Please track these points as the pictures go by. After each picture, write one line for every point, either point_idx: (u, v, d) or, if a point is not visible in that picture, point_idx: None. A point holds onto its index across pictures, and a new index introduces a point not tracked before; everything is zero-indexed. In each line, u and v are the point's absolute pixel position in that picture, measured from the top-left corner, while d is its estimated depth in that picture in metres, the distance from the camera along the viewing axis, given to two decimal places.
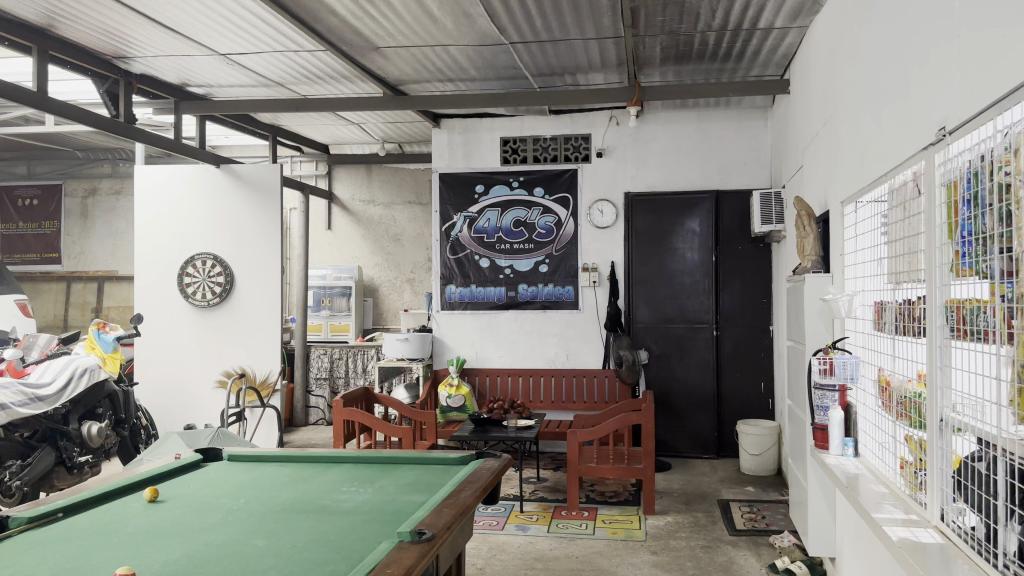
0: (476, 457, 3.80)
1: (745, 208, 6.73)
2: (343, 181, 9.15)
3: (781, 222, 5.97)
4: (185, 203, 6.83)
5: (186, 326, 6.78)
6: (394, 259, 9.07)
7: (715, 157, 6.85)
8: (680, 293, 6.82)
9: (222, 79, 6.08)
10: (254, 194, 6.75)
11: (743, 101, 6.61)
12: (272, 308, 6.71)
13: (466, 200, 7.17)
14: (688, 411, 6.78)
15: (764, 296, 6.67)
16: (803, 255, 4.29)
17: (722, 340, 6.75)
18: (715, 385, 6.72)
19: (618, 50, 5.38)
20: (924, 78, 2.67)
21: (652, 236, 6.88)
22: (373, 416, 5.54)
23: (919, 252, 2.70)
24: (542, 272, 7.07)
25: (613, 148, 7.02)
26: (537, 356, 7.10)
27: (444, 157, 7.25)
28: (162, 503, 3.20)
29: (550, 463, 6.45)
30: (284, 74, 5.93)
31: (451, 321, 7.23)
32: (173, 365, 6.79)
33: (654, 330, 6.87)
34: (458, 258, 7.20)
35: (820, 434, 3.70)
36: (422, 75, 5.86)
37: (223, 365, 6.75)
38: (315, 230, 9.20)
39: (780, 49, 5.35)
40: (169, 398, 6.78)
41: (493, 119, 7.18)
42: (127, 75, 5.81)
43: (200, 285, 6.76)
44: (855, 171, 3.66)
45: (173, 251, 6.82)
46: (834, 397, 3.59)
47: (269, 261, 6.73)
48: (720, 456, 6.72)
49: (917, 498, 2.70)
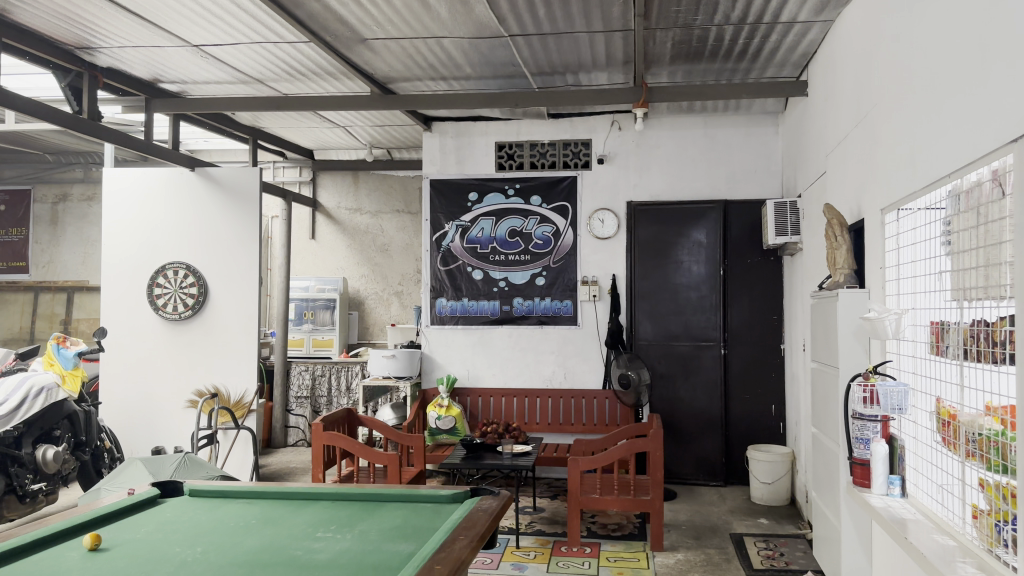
0: (471, 494, 3.35)
1: (754, 220, 6.34)
2: (328, 188, 8.72)
3: (798, 233, 5.57)
4: (155, 208, 6.36)
5: (156, 340, 6.30)
6: (382, 270, 8.62)
7: (723, 165, 6.46)
8: (685, 309, 6.39)
9: (196, 75, 5.65)
10: (230, 199, 6.31)
11: (753, 105, 6.23)
12: (250, 321, 6.25)
13: (458, 207, 6.74)
14: (694, 436, 6.34)
15: (775, 313, 6.27)
16: (834, 268, 3.89)
17: (730, 359, 6.33)
18: (723, 407, 6.30)
19: (626, 46, 4.98)
20: (1010, 60, 2.28)
21: (655, 248, 6.47)
22: (356, 441, 5.04)
23: (1003, 265, 2.30)
24: (539, 285, 6.64)
25: (615, 155, 6.62)
26: (533, 375, 6.65)
27: (435, 162, 6.82)
28: (104, 553, 2.72)
29: (547, 491, 6.00)
30: (264, 69, 5.50)
31: (441, 337, 6.78)
32: (141, 383, 6.29)
33: (658, 348, 6.44)
34: (449, 269, 6.76)
35: (860, 471, 3.30)
36: (413, 72, 5.44)
37: (194, 384, 6.26)
38: (297, 240, 8.74)
39: (800, 46, 4.96)
40: (137, 418, 6.28)
41: (488, 122, 6.76)
42: (92, 68, 5.35)
43: (171, 296, 6.28)
44: (903, 172, 3.27)
45: (143, 261, 6.35)
46: (876, 428, 3.24)
47: (247, 271, 6.29)
48: (729, 483, 6.29)
49: (999, 556, 2.28)
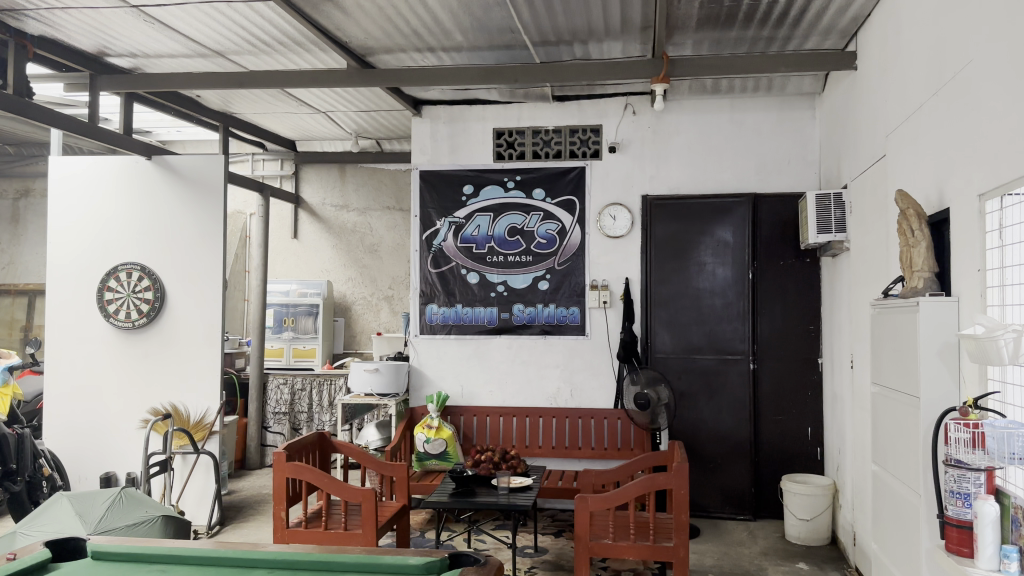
0: (448, 562, 2.61)
1: (789, 216, 5.55)
2: (312, 183, 7.95)
3: (844, 231, 4.78)
4: (106, 201, 5.59)
5: (107, 352, 5.54)
6: (370, 273, 7.86)
7: (753, 154, 5.68)
8: (708, 318, 5.61)
9: (146, 46, 4.91)
10: (193, 193, 5.57)
11: (788, 85, 5.45)
12: (213, 330, 5.50)
13: (451, 202, 5.98)
14: (719, 463, 5.54)
15: (812, 323, 5.50)
16: (908, 272, 3.13)
17: (760, 375, 5.55)
18: (752, 431, 5.51)
19: (645, 7, 4.21)
20: None
21: (673, 248, 5.68)
22: (326, 475, 4.25)
23: None
24: (542, 290, 5.87)
25: (628, 143, 5.84)
26: (536, 392, 5.87)
27: (426, 151, 6.05)
28: None
29: (550, 526, 5.24)
30: (222, 38, 4.77)
31: (431, 348, 6.00)
32: (90, 401, 5.53)
33: (677, 362, 5.65)
34: (441, 271, 6.00)
35: (956, 535, 2.56)
36: (395, 41, 4.68)
37: (150, 402, 5.50)
38: (278, 239, 7.99)
39: (852, 7, 4.18)
40: (85, 442, 5.51)
41: (485, 106, 5.99)
42: (19, 36, 4.61)
43: (123, 302, 5.52)
44: (1018, 146, 2.49)
45: (93, 262, 5.58)
46: (978, 481, 2.50)
47: (210, 273, 5.54)
48: (758, 517, 5.50)
49: None
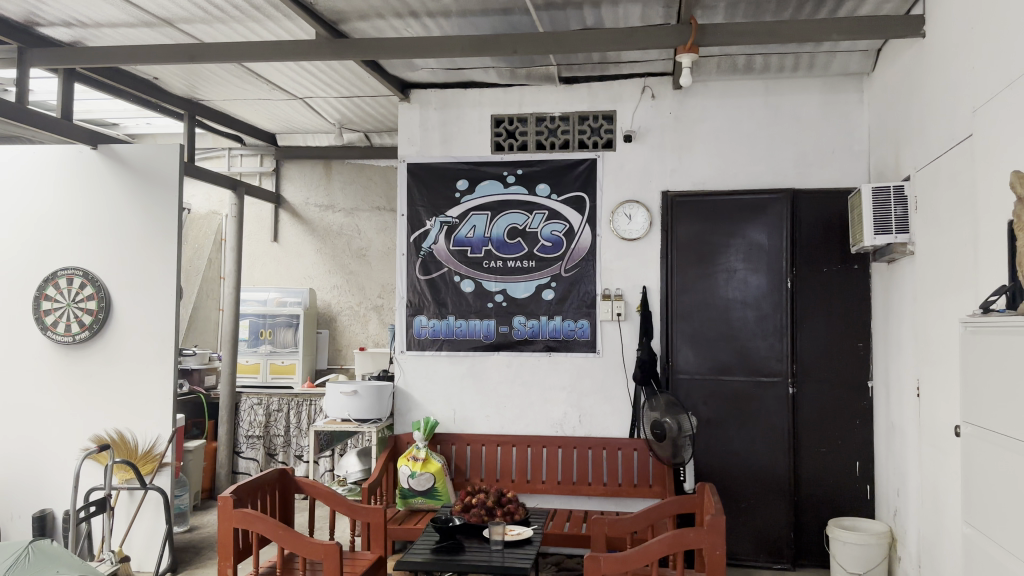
0: None
1: (833, 215, 4.79)
2: (294, 181, 7.24)
3: (907, 231, 3.99)
4: (43, 197, 4.86)
5: (44, 370, 4.80)
6: (358, 280, 7.12)
7: (791, 144, 4.91)
8: (739, 334, 4.82)
9: (83, 14, 4.19)
10: (144, 189, 4.84)
11: (833, 62, 4.69)
12: (165, 344, 4.76)
13: (443, 199, 5.23)
14: (751, 503, 4.76)
15: (861, 340, 4.73)
16: None
17: (800, 401, 4.76)
18: (791, 466, 4.72)
19: None
20: None
21: (698, 252, 4.90)
22: (283, 526, 3.47)
23: None
24: (547, 300, 5.11)
25: (646, 131, 5.07)
26: (539, 418, 5.10)
27: (415, 141, 5.31)
28: None
29: None
30: (168, 3, 4.03)
31: (419, 366, 5.24)
32: (23, 427, 4.78)
33: (702, 385, 4.86)
34: (431, 279, 5.24)
35: None
36: (371, 4, 3.95)
37: (93, 427, 4.76)
38: (257, 243, 7.26)
39: None
40: (18, 473, 4.76)
41: (482, 89, 5.25)
42: None
43: (62, 312, 4.79)
44: None
45: (28, 265, 4.84)
46: None
47: (162, 280, 4.80)
48: (798, 567, 4.70)
49: None
